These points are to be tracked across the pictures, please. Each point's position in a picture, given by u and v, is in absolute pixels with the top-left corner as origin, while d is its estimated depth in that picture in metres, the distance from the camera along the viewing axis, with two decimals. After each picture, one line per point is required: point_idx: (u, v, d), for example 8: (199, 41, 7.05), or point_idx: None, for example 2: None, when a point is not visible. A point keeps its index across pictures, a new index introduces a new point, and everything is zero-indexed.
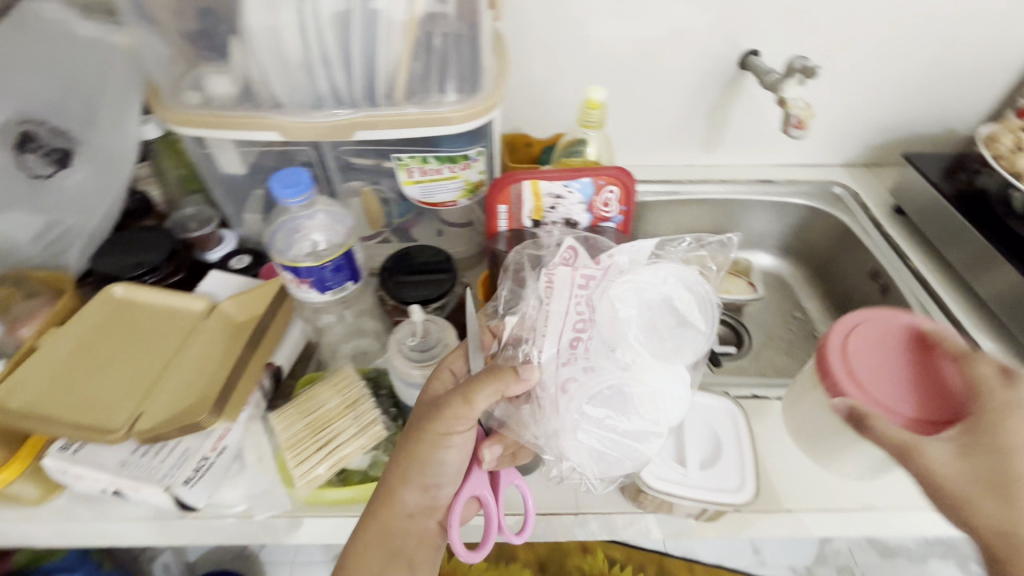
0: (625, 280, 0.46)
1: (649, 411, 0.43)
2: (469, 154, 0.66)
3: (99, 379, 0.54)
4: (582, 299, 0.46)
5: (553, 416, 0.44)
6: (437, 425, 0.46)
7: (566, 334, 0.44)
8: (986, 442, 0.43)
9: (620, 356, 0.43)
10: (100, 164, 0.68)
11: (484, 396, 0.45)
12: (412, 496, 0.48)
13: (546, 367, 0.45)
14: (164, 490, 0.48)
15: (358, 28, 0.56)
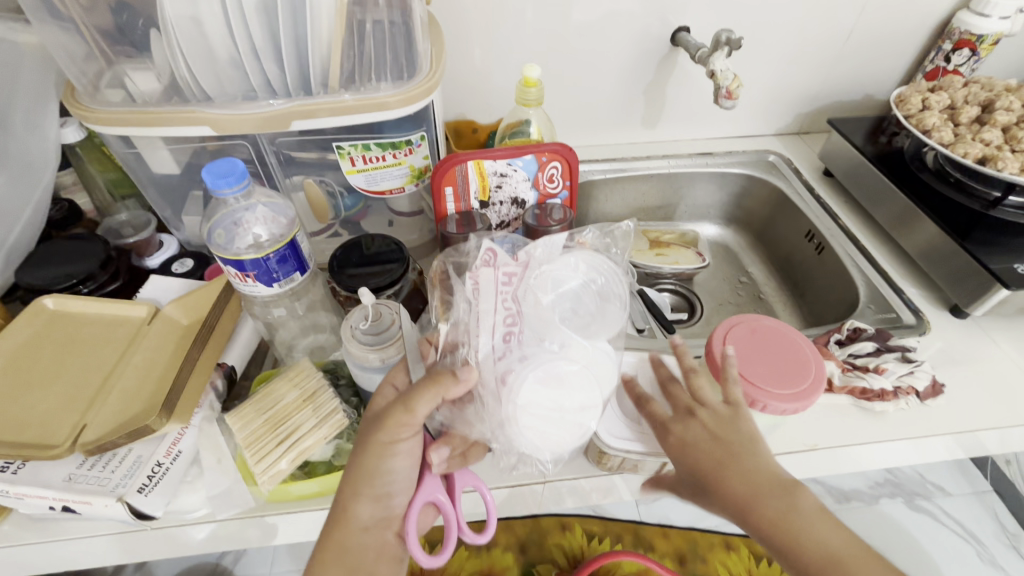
0: (541, 272, 0.48)
1: (583, 390, 0.44)
2: (412, 139, 0.66)
3: (35, 396, 0.51)
4: (508, 296, 0.47)
5: (497, 408, 0.44)
6: (385, 431, 0.47)
7: (499, 329, 0.45)
8: (688, 447, 0.52)
9: (550, 343, 0.44)
10: (16, 170, 0.62)
11: (425, 402, 0.46)
12: (366, 509, 0.47)
13: (484, 365, 0.45)
14: (117, 500, 0.46)
15: (285, 16, 0.55)
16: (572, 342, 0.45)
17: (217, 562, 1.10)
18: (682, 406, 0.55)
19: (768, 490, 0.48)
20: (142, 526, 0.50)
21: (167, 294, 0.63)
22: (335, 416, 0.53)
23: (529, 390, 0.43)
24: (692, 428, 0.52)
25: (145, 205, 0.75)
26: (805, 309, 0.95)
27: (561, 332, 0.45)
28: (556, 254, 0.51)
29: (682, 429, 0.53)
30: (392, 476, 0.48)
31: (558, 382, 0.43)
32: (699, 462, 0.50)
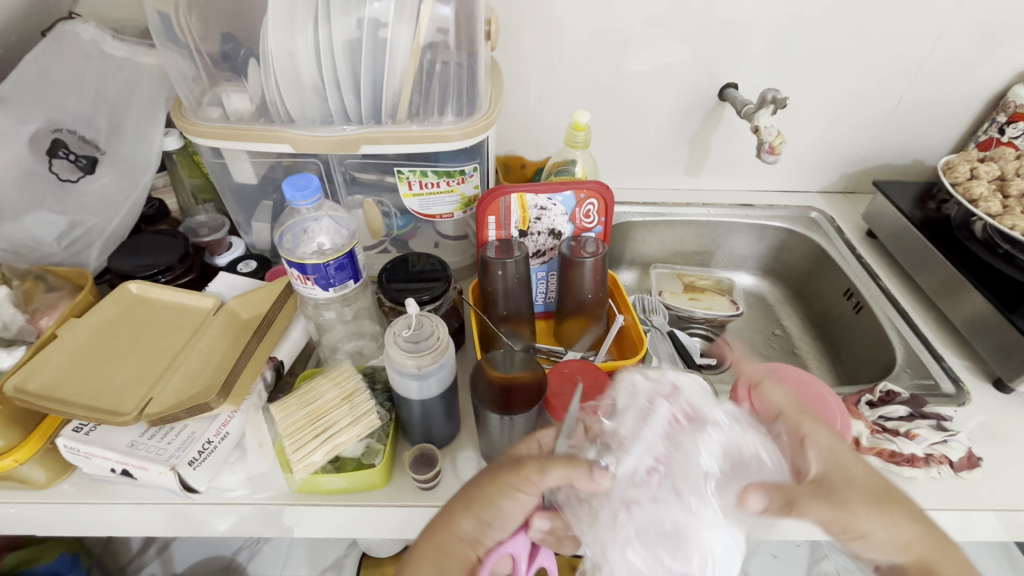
0: (711, 437, 0.43)
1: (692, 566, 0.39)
2: (465, 170, 0.72)
3: (111, 367, 0.57)
4: (676, 441, 0.43)
5: (605, 526, 0.42)
6: (520, 473, 0.43)
7: (648, 459, 0.42)
8: (847, 492, 0.42)
9: (690, 504, 0.40)
10: (121, 170, 0.72)
11: (556, 476, 0.43)
12: (468, 524, 0.43)
13: (617, 483, 0.42)
14: (169, 469, 0.51)
15: (367, 53, 0.63)
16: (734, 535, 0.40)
17: (231, 558, 1.13)
18: (833, 449, 0.45)
19: (934, 547, 0.43)
20: (187, 497, 0.55)
21: (231, 288, 0.70)
22: (371, 417, 0.57)
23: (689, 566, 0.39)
24: (834, 448, 0.45)
25: (221, 210, 0.83)
26: (841, 368, 0.93)
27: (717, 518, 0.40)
28: (724, 421, 0.45)
29: (831, 468, 0.43)
30: (503, 522, 0.44)
31: (670, 543, 0.39)
32: (868, 515, 0.41)
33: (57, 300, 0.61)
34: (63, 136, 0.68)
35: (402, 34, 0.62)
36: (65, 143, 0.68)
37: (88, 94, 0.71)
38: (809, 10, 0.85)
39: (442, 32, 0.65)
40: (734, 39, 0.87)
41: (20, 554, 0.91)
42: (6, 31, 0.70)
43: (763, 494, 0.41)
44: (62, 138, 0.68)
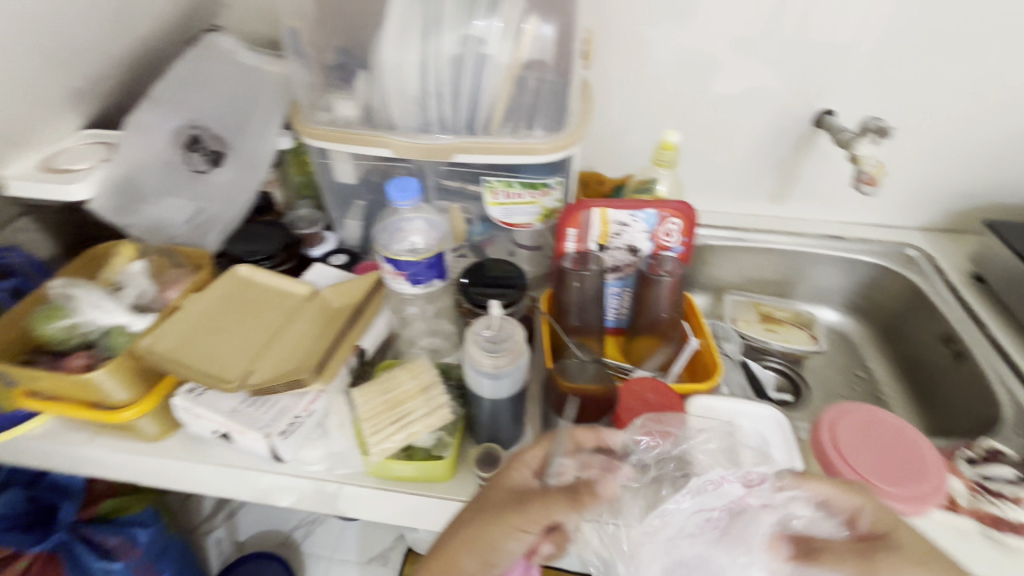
0: (774, 510, 0.46)
1: None
2: (549, 182, 0.74)
3: (220, 340, 0.63)
4: (745, 507, 0.46)
5: (648, 558, 0.46)
6: (523, 514, 0.44)
7: (713, 514, 0.46)
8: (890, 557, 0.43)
9: (741, 562, 0.45)
10: (243, 166, 0.80)
11: (560, 513, 0.44)
12: (470, 565, 0.45)
13: (674, 523, 0.46)
14: (263, 437, 0.56)
15: (468, 68, 0.67)
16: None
17: (288, 535, 1.20)
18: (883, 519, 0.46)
19: None
20: (273, 465, 0.61)
21: (325, 278, 0.75)
22: (444, 410, 0.59)
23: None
24: (898, 526, 0.45)
25: (319, 207, 0.89)
26: (934, 420, 0.86)
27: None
28: (801, 500, 0.47)
29: (887, 537, 0.45)
30: (504, 557, 0.45)
31: None
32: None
33: (180, 276, 0.68)
34: (200, 133, 0.77)
35: (503, 51, 0.65)
36: (200, 139, 0.77)
37: (223, 97, 0.80)
38: (919, 36, 0.81)
39: (540, 51, 0.68)
40: (833, 65, 0.85)
41: (116, 502, 1.03)
42: (162, 41, 0.80)
43: (787, 545, 0.46)
44: (198, 134, 0.77)
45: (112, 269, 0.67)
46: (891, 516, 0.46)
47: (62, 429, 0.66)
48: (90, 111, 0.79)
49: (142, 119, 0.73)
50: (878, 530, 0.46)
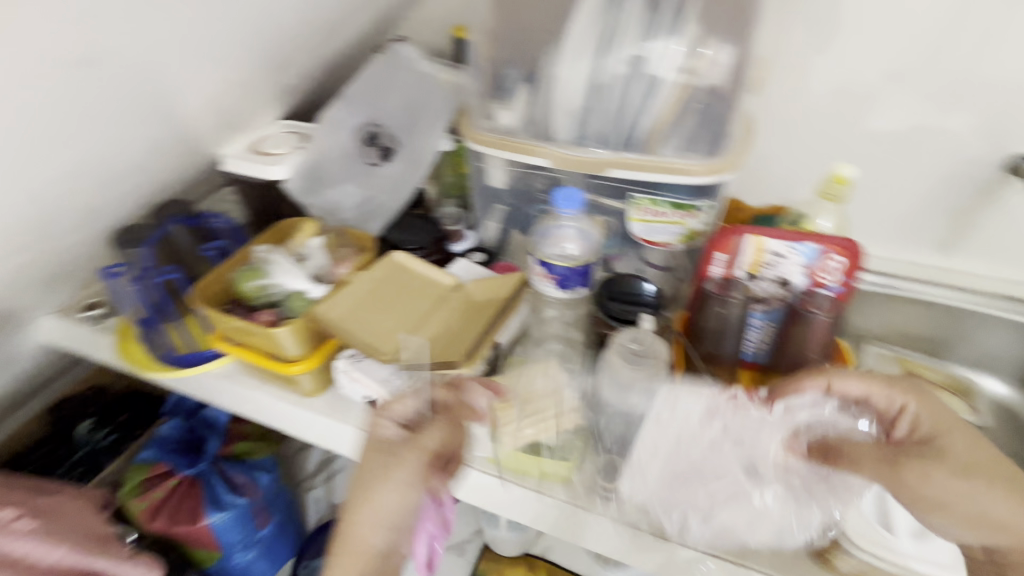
0: (792, 418, 0.58)
1: (721, 491, 0.57)
2: (698, 206, 0.74)
3: (379, 314, 0.71)
4: (753, 403, 0.59)
5: (656, 439, 0.59)
6: (392, 452, 0.56)
7: (722, 405, 0.59)
8: (923, 463, 0.49)
9: (744, 441, 0.58)
10: (409, 161, 0.88)
11: (431, 435, 0.57)
12: (368, 536, 0.54)
13: (697, 419, 0.59)
14: (412, 407, 0.63)
15: (640, 88, 0.69)
16: (773, 490, 0.57)
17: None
18: (926, 420, 0.52)
19: None
20: None
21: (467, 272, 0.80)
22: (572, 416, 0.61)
23: (711, 502, 0.57)
24: (949, 436, 0.50)
25: (464, 206, 0.92)
26: None
27: (768, 475, 0.57)
28: (825, 403, 0.57)
29: (935, 441, 0.50)
30: (401, 516, 0.55)
31: (693, 472, 0.58)
32: (966, 492, 0.47)
33: (348, 255, 0.76)
34: (377, 130, 0.86)
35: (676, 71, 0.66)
36: (376, 136, 0.86)
37: (400, 99, 0.89)
38: None
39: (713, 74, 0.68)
40: None
41: (247, 446, 1.18)
42: (354, 48, 0.91)
43: (806, 443, 0.58)
44: (376, 131, 0.87)
45: (296, 240, 0.77)
46: (938, 426, 0.51)
47: (237, 372, 0.77)
48: (289, 104, 0.90)
49: (335, 115, 0.83)
50: (919, 438, 0.52)
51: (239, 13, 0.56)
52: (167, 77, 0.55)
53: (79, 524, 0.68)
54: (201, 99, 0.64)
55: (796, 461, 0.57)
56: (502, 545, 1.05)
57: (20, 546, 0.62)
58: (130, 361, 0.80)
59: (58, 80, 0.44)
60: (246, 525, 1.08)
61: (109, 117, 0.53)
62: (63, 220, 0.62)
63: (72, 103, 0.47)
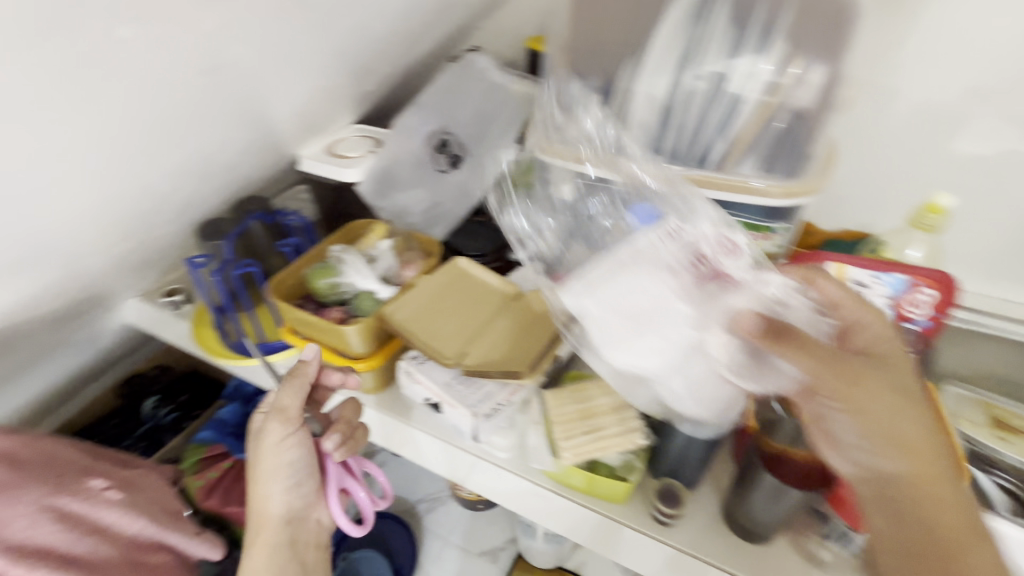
0: (753, 290, 0.50)
1: (660, 332, 0.52)
2: (773, 228, 0.71)
3: (442, 319, 0.72)
4: (715, 257, 0.52)
5: (611, 273, 0.54)
6: (282, 421, 0.63)
7: (692, 255, 0.53)
8: (867, 380, 0.47)
9: (693, 294, 0.51)
10: (475, 170, 0.91)
11: (291, 395, 0.63)
12: (278, 497, 0.65)
13: (664, 248, 0.53)
14: (471, 414, 0.62)
15: (721, 105, 0.67)
16: (708, 345, 0.51)
17: (412, 505, 1.21)
18: (873, 342, 0.50)
19: (937, 476, 0.47)
20: (465, 443, 0.67)
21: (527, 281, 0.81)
22: (635, 435, 0.60)
23: (636, 334, 0.53)
24: (883, 346, 0.50)
25: None
26: None
27: (706, 325, 0.50)
28: (792, 290, 0.51)
29: (870, 349, 0.50)
30: (291, 470, 0.64)
31: (636, 313, 0.53)
32: (885, 410, 0.47)
33: (415, 258, 0.78)
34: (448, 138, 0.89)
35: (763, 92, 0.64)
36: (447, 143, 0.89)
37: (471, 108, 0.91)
38: None
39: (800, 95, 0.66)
40: None
41: None
42: (429, 57, 0.94)
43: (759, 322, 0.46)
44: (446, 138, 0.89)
45: (365, 241, 0.80)
46: (891, 350, 0.50)
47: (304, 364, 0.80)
48: (363, 110, 0.93)
49: (407, 121, 0.85)
50: (868, 353, 0.50)
51: (340, 24, 0.58)
52: (271, 84, 0.57)
53: (154, 498, 0.71)
54: (295, 105, 0.67)
55: (747, 336, 0.46)
56: (539, 554, 1.05)
57: (109, 516, 0.64)
58: (205, 347, 0.85)
59: (185, 87, 0.47)
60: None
61: (218, 123, 0.56)
62: (164, 214, 0.66)
63: (190, 111, 0.51)
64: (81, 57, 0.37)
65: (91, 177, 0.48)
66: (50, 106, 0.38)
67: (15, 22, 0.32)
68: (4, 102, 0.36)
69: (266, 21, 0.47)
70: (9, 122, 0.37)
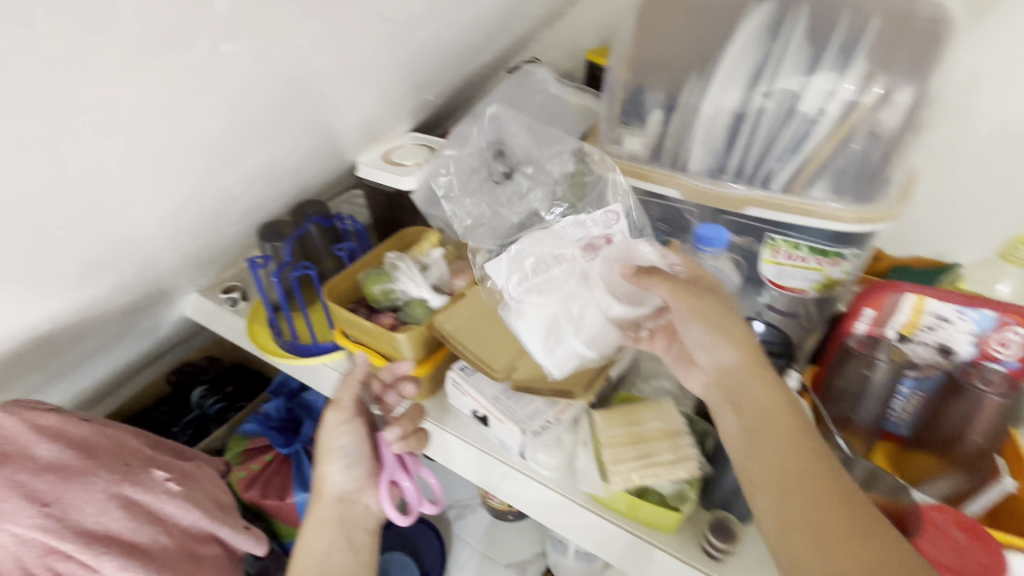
0: (618, 252, 0.64)
1: (570, 299, 0.63)
2: (843, 254, 0.67)
3: (492, 330, 0.71)
4: (602, 236, 0.66)
5: (533, 251, 0.65)
6: (337, 408, 0.69)
7: (589, 240, 0.65)
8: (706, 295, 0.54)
9: (577, 261, 0.64)
10: None
11: (347, 390, 0.69)
12: (334, 475, 0.69)
13: (568, 232, 0.66)
14: (519, 431, 0.61)
15: (795, 126, 0.64)
16: (612, 305, 0.64)
17: (443, 511, 1.21)
18: (711, 280, 0.59)
19: (755, 373, 0.50)
20: (510, 459, 0.66)
21: None
22: (688, 464, 0.58)
23: (547, 293, 0.63)
24: (716, 285, 0.58)
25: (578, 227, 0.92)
26: None
27: (600, 295, 0.64)
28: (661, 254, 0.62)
29: (706, 282, 0.58)
30: (344, 452, 0.69)
31: (544, 280, 0.64)
32: (721, 314, 0.53)
33: (466, 268, 0.78)
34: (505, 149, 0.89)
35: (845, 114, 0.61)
36: None
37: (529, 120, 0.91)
38: None
39: (886, 118, 0.62)
40: None
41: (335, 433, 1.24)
42: (488, 67, 0.94)
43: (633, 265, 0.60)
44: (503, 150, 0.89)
45: (417, 248, 0.80)
46: (714, 283, 0.59)
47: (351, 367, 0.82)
48: (420, 119, 0.95)
49: (463, 131, 0.88)
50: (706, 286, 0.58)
51: (414, 36, 0.59)
52: (344, 96, 0.59)
53: (207, 491, 0.73)
54: (362, 114, 0.68)
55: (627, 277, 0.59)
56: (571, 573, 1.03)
57: (168, 507, 0.66)
58: (259, 345, 0.87)
59: (267, 97, 0.48)
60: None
61: (291, 132, 0.58)
62: (233, 215, 0.68)
63: (268, 121, 0.52)
64: (178, 72, 0.38)
65: (174, 182, 0.50)
66: (150, 116, 0.40)
67: (131, 34, 0.33)
68: (108, 112, 0.37)
69: (348, 35, 0.48)
70: (112, 129, 0.39)
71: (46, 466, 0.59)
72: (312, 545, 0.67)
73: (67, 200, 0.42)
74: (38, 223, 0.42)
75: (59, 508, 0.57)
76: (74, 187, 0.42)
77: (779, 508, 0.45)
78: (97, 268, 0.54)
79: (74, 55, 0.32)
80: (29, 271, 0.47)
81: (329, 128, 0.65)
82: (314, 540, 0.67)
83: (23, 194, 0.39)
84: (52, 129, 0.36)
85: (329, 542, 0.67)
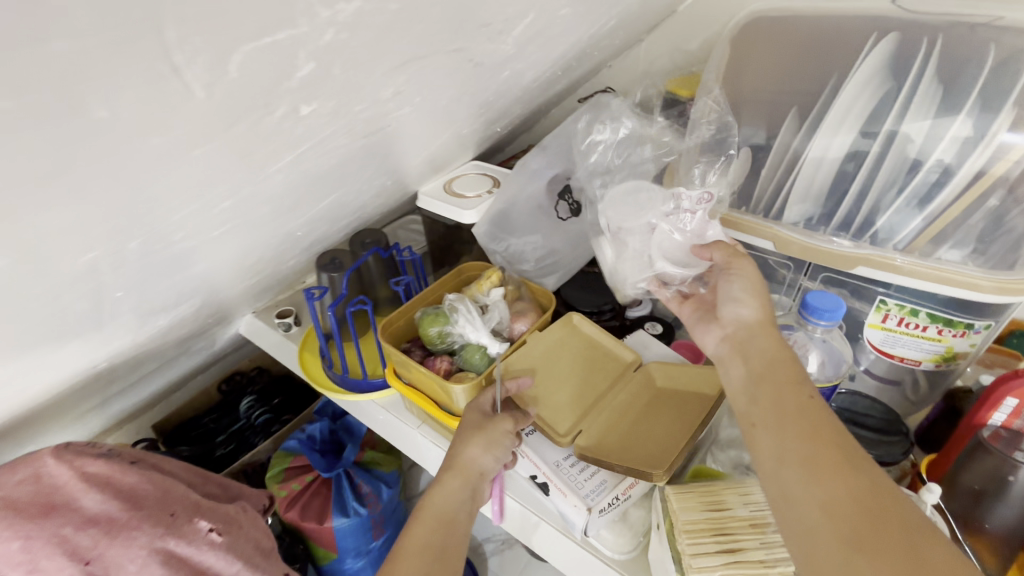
0: (700, 226, 0.62)
1: (641, 239, 0.65)
2: (974, 325, 0.58)
3: (555, 385, 0.66)
4: (692, 209, 0.62)
5: (646, 188, 0.66)
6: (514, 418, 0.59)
7: (687, 202, 0.62)
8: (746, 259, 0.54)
9: (661, 212, 0.64)
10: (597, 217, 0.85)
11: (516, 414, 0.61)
12: (481, 455, 0.56)
13: (664, 198, 0.64)
14: (585, 508, 0.55)
15: (920, 181, 0.55)
16: (653, 259, 0.64)
17: (478, 545, 1.16)
18: None
19: (766, 329, 0.48)
20: (568, 532, 0.59)
21: (647, 348, 0.72)
22: (784, 568, 0.48)
23: (631, 226, 0.66)
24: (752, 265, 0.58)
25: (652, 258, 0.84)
26: None
27: (659, 245, 0.64)
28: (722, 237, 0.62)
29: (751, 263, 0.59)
30: (504, 448, 0.58)
31: (630, 212, 0.66)
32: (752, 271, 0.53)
33: (528, 310, 0.73)
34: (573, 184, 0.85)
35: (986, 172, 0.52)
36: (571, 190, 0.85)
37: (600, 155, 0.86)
38: None
39: None
40: None
41: (375, 456, 1.21)
42: (559, 95, 0.90)
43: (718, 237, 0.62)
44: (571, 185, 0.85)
45: (476, 286, 0.74)
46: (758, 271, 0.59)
47: (399, 406, 0.78)
48: (484, 147, 0.92)
49: (532, 164, 0.84)
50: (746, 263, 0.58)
51: (495, 76, 0.55)
52: (419, 136, 0.56)
53: (250, 536, 0.69)
54: (432, 150, 0.65)
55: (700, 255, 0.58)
56: None
57: (210, 560, 0.62)
58: (308, 375, 0.84)
59: (345, 149, 0.45)
60: (363, 535, 1.10)
61: (363, 174, 0.55)
62: (294, 250, 0.66)
63: (342, 168, 0.49)
64: (248, 142, 0.35)
65: (239, 231, 0.48)
66: (219, 181, 0.37)
67: (201, 110, 0.29)
68: (170, 185, 0.34)
69: (433, 82, 0.45)
70: (179, 196, 0.36)
71: (92, 518, 0.58)
72: (432, 503, 0.53)
73: (127, 263, 0.39)
74: (100, 285, 0.40)
75: (100, 567, 0.55)
76: (137, 251, 0.39)
77: (774, 443, 0.40)
78: (156, 312, 0.52)
79: (132, 136, 0.28)
80: (91, 324, 0.45)
81: (397, 168, 0.62)
82: (433, 500, 0.53)
83: (84, 269, 0.36)
84: (113, 210, 0.32)
85: (452, 508, 0.53)
